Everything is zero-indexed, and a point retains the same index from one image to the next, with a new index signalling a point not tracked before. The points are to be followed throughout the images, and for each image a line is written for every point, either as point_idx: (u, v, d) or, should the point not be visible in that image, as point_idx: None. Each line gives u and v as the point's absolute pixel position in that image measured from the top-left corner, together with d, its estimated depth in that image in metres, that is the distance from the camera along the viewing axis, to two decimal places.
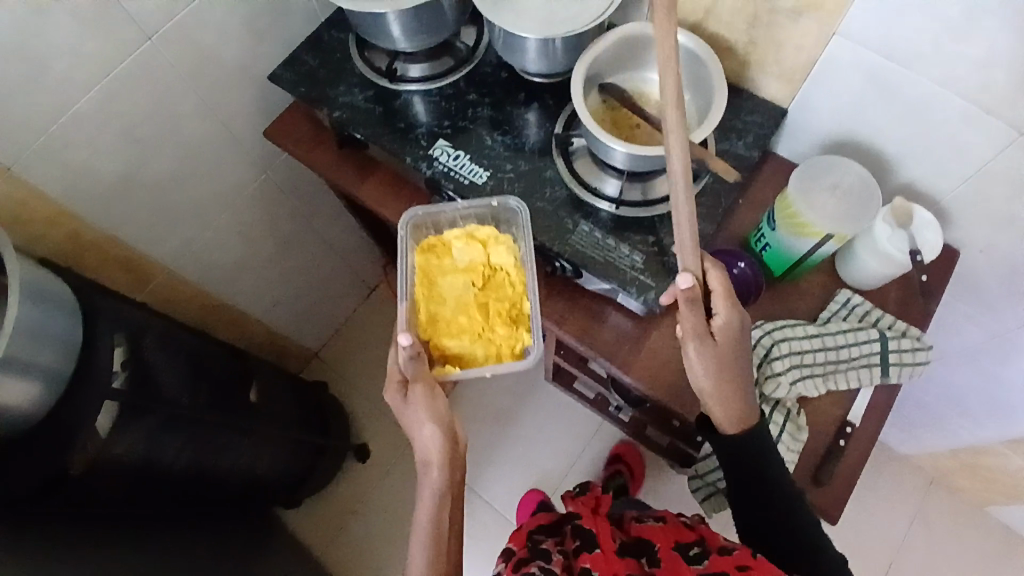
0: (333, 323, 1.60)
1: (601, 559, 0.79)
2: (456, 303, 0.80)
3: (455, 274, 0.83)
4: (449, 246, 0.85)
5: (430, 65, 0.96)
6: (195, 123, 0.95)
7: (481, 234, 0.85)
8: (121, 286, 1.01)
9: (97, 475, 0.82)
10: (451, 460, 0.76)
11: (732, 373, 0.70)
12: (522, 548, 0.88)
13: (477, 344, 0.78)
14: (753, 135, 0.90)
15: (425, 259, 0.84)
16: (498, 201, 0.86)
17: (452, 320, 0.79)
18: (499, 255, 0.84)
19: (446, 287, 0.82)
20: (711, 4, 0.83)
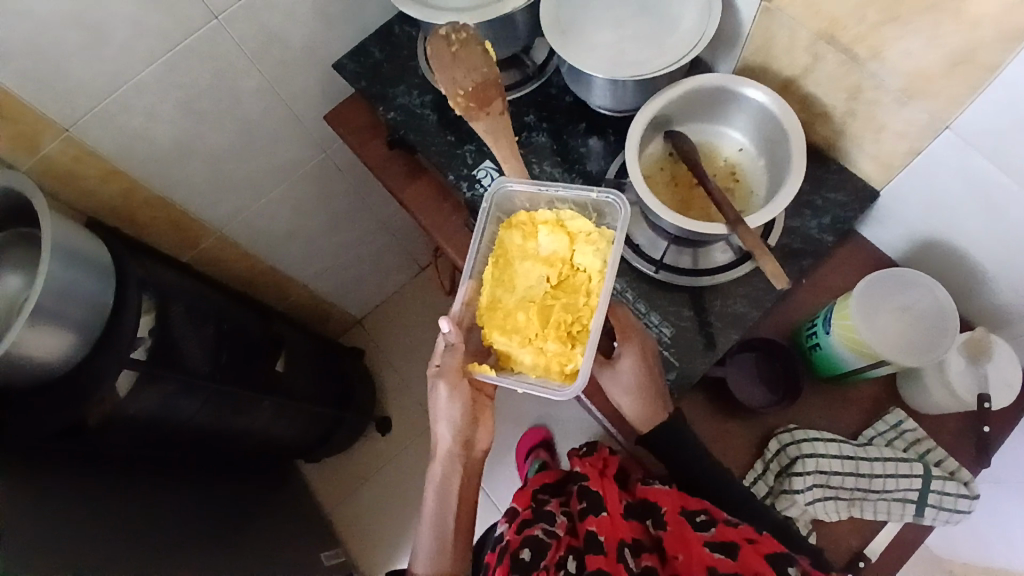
0: (379, 295, 1.63)
1: (607, 522, 0.78)
2: (521, 296, 0.68)
3: (532, 262, 0.70)
4: (537, 229, 0.72)
5: None
6: (255, 99, 0.97)
7: (574, 224, 0.70)
8: (171, 245, 1.05)
9: (112, 428, 0.87)
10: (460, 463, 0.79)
11: (638, 398, 0.74)
12: (530, 508, 0.89)
13: (529, 350, 0.66)
14: (832, 216, 0.79)
15: (507, 235, 0.72)
16: (600, 192, 0.71)
17: (510, 314, 0.67)
18: (587, 257, 0.69)
19: (518, 275, 0.69)
20: (810, 64, 0.72)
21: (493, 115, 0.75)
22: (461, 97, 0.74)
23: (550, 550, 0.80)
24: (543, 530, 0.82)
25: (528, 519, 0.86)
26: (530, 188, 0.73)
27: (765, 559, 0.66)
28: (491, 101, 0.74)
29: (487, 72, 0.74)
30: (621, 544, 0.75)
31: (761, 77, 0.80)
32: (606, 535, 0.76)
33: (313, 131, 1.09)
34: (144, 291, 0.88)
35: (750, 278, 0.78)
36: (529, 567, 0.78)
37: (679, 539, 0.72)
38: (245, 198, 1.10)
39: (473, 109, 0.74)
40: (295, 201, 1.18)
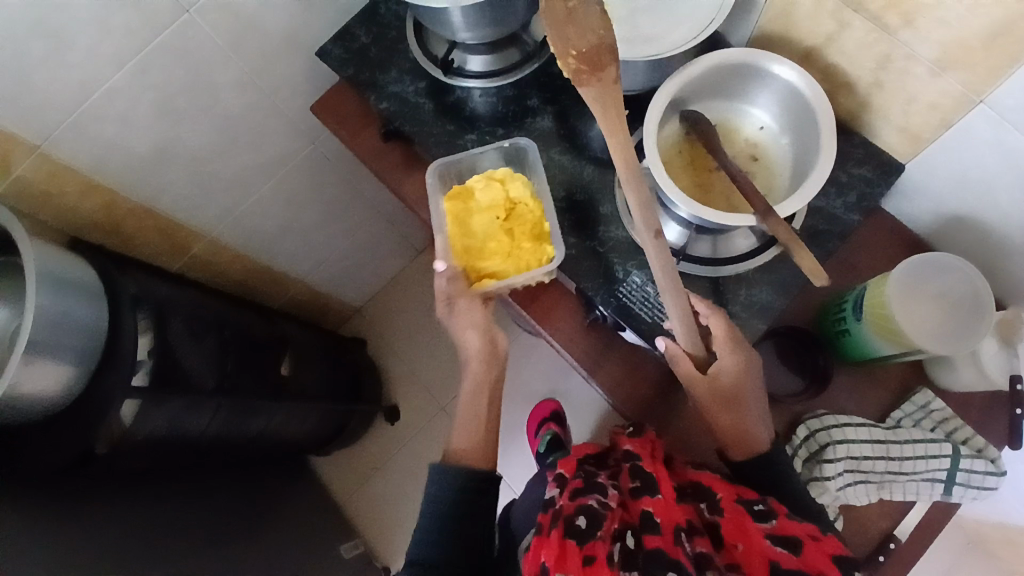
0: (378, 282, 1.58)
1: (662, 503, 0.62)
2: (488, 231, 0.77)
3: (481, 214, 0.77)
4: (471, 190, 0.79)
5: (493, 58, 0.85)
6: (235, 93, 0.91)
7: (500, 173, 0.79)
8: (159, 254, 1.01)
9: (122, 453, 0.84)
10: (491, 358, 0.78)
11: (740, 414, 0.69)
12: (578, 477, 0.70)
13: (499, 264, 0.76)
14: (857, 193, 0.76)
15: (449, 202, 0.79)
16: (510, 140, 0.82)
17: (482, 246, 0.76)
18: (519, 191, 0.77)
19: (469, 222, 0.77)
20: (835, 31, 0.68)
21: (605, 83, 0.58)
22: (572, 57, 0.57)
23: (604, 520, 0.62)
24: (597, 500, 0.64)
25: (577, 488, 0.68)
26: (466, 156, 0.82)
27: (832, 561, 0.55)
28: (604, 67, 0.58)
29: (605, 34, 0.57)
30: (679, 528, 0.59)
31: (780, 46, 0.75)
32: (661, 518, 0.60)
33: (300, 122, 1.03)
34: (139, 309, 0.84)
35: (773, 264, 0.75)
36: (583, 535, 0.60)
37: (736, 526, 0.60)
38: (234, 197, 1.04)
39: (585, 76, 0.58)
40: (285, 196, 1.12)
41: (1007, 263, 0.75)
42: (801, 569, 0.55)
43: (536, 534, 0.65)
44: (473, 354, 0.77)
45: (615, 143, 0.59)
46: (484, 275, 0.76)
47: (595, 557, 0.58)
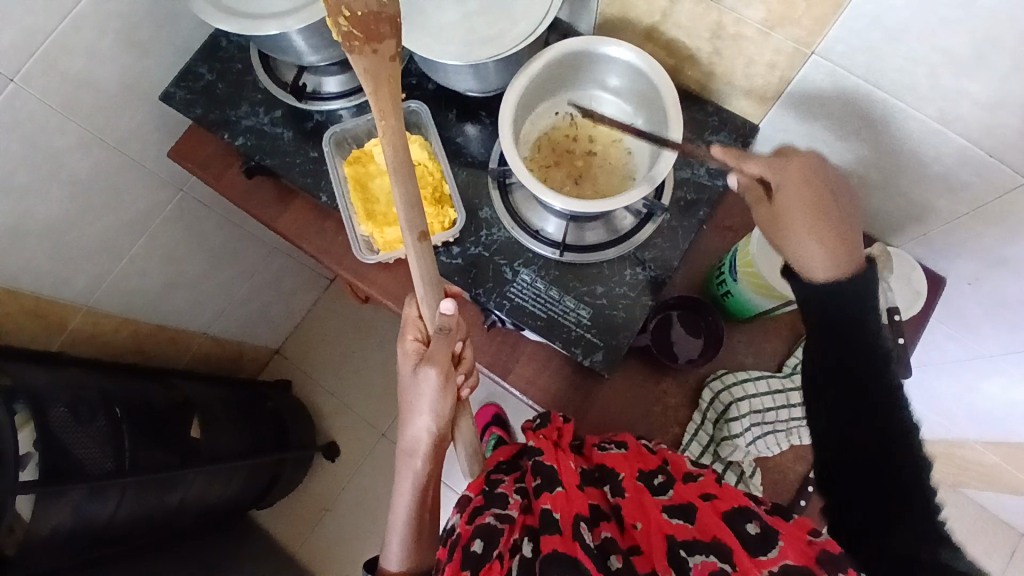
0: (292, 319, 1.52)
1: (561, 497, 0.62)
2: (389, 198, 0.78)
3: (384, 177, 0.79)
4: (373, 154, 0.79)
5: (348, 77, 0.82)
6: (81, 155, 0.85)
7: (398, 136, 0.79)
8: (37, 338, 0.93)
9: (34, 553, 0.82)
10: (440, 452, 0.68)
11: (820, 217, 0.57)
12: (478, 494, 0.68)
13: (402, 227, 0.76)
14: (718, 158, 0.77)
15: (351, 169, 0.79)
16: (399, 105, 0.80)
17: (386, 210, 0.77)
18: (418, 156, 0.78)
19: (372, 187, 0.78)
20: (668, 7, 0.70)
21: (382, 56, 0.59)
22: (346, 20, 0.57)
23: (503, 535, 0.62)
24: (495, 516, 0.63)
25: (478, 506, 0.66)
26: (357, 125, 0.81)
27: (724, 519, 0.58)
28: (381, 39, 0.58)
29: (387, 5, 0.57)
30: (578, 519, 0.60)
31: (623, 28, 0.77)
32: (560, 513, 0.60)
33: (161, 173, 0.97)
34: (14, 403, 0.79)
35: (654, 239, 0.75)
36: (479, 561, 0.59)
37: (636, 506, 0.62)
38: (104, 264, 0.97)
39: (357, 41, 0.58)
40: (164, 252, 1.06)
41: (864, 200, 0.79)
42: (696, 537, 0.57)
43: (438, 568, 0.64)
44: (423, 445, 0.67)
45: (385, 123, 0.60)
46: (389, 240, 0.76)
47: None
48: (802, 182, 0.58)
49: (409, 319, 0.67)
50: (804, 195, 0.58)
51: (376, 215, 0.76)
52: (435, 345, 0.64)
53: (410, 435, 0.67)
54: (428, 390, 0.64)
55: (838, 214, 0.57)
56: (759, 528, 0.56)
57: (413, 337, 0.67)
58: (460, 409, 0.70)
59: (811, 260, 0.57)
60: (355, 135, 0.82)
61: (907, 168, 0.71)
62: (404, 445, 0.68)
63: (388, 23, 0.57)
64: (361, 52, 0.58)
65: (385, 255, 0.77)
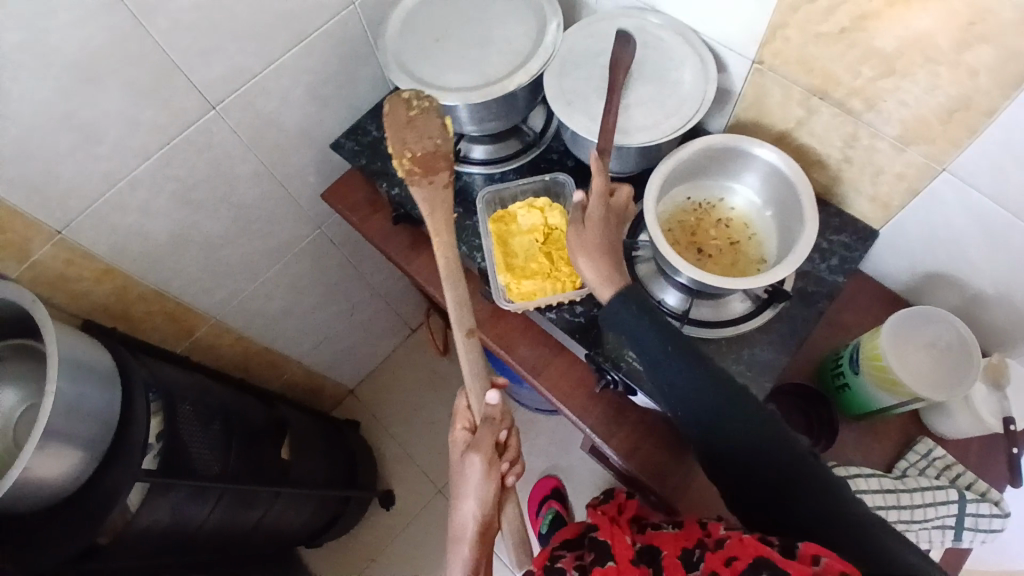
0: (373, 362, 1.59)
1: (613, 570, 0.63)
2: (528, 255, 0.84)
3: (524, 236, 0.85)
4: (515, 214, 0.86)
5: (495, 147, 0.92)
6: (252, 183, 0.96)
7: (540, 201, 0.86)
8: (166, 338, 1.01)
9: (124, 544, 0.81)
10: (488, 539, 0.66)
11: (597, 249, 0.70)
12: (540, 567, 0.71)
13: (539, 282, 0.81)
14: (838, 257, 0.82)
15: (494, 227, 0.85)
16: (549, 175, 0.89)
17: (525, 266, 0.83)
18: (557, 221, 0.85)
19: (512, 244, 0.85)
20: (805, 116, 0.78)
21: (436, 185, 0.75)
22: (407, 161, 0.75)
23: None
24: None
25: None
26: (506, 190, 0.90)
27: None
28: (437, 171, 0.75)
29: (439, 142, 0.76)
30: None
31: (755, 131, 0.85)
32: None
33: (309, 210, 1.08)
34: (149, 392, 0.85)
35: (772, 323, 0.79)
36: None
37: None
38: (239, 282, 1.06)
39: (417, 174, 0.75)
40: (290, 280, 1.15)
41: (977, 316, 0.82)
42: None
43: None
44: (468, 535, 0.66)
45: (438, 238, 0.74)
46: (525, 293, 0.81)
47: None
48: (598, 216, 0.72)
49: (459, 410, 0.72)
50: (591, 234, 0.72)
51: (515, 268, 0.82)
52: (480, 433, 0.67)
53: (457, 521, 0.67)
54: (473, 476, 0.66)
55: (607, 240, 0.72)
56: None
57: (463, 427, 0.71)
58: (506, 496, 0.70)
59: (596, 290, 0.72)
60: (500, 197, 0.90)
61: None
62: (452, 531, 0.67)
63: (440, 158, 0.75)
64: (421, 186, 0.75)
65: (521, 305, 0.82)
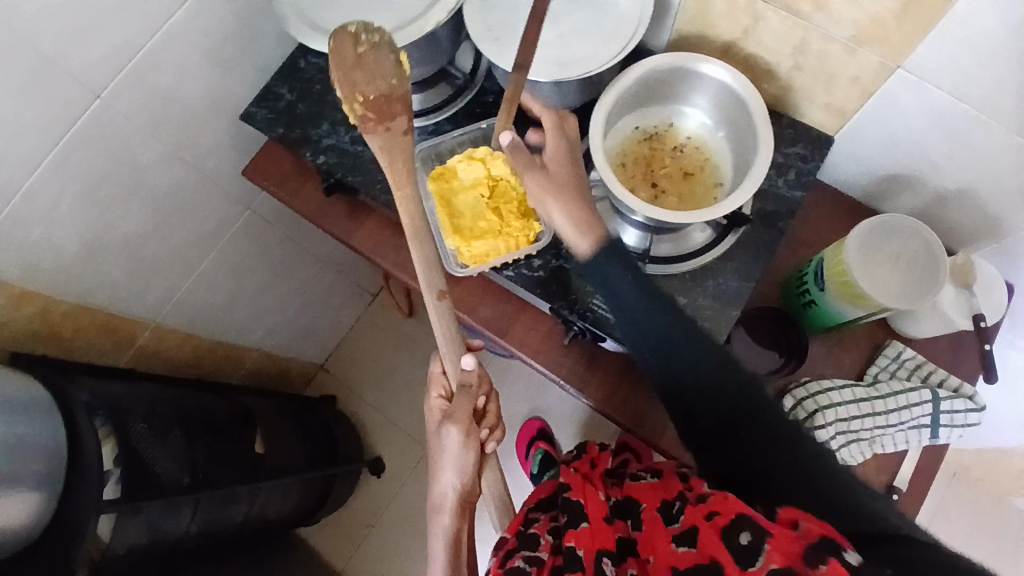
0: (337, 333, 1.54)
1: (586, 532, 0.63)
2: (475, 213, 0.77)
3: (468, 192, 0.78)
4: (455, 170, 0.78)
5: (424, 96, 0.84)
6: (164, 172, 0.86)
7: (480, 150, 0.77)
8: (106, 352, 0.94)
9: (106, 571, 0.79)
10: (467, 510, 0.69)
11: (569, 194, 0.68)
12: (512, 536, 0.69)
13: (490, 241, 0.75)
14: (796, 170, 0.79)
15: (434, 187, 0.78)
16: (486, 122, 0.81)
17: (473, 225, 0.76)
18: (500, 172, 0.77)
19: (455, 202, 0.77)
20: (751, 24, 0.71)
21: (395, 132, 0.63)
22: (358, 106, 0.62)
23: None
24: (524, 559, 0.65)
25: (512, 549, 0.68)
26: (444, 143, 0.82)
27: (720, 536, 0.54)
28: (393, 116, 0.63)
29: (397, 84, 0.62)
30: (601, 555, 0.61)
31: (699, 45, 0.79)
32: (584, 548, 0.61)
33: (234, 191, 0.99)
34: (95, 416, 0.78)
35: (736, 249, 0.76)
36: None
37: (648, 542, 0.61)
38: (174, 280, 0.98)
39: (370, 120, 0.62)
40: (229, 268, 1.08)
41: (935, 213, 0.81)
42: (699, 563, 0.55)
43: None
44: (447, 504, 0.68)
45: (400, 192, 0.65)
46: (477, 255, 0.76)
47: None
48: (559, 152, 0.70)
49: (434, 376, 0.70)
50: (558, 165, 0.69)
51: (463, 230, 0.76)
52: (457, 401, 0.66)
53: (435, 493, 0.68)
54: (451, 446, 0.66)
55: (575, 181, 0.69)
56: (749, 539, 0.52)
57: (438, 394, 0.70)
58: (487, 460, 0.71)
59: (575, 238, 0.67)
60: (437, 152, 0.82)
61: (988, 179, 0.72)
62: (430, 500, 0.69)
63: (397, 102, 0.62)
64: (374, 131, 0.63)
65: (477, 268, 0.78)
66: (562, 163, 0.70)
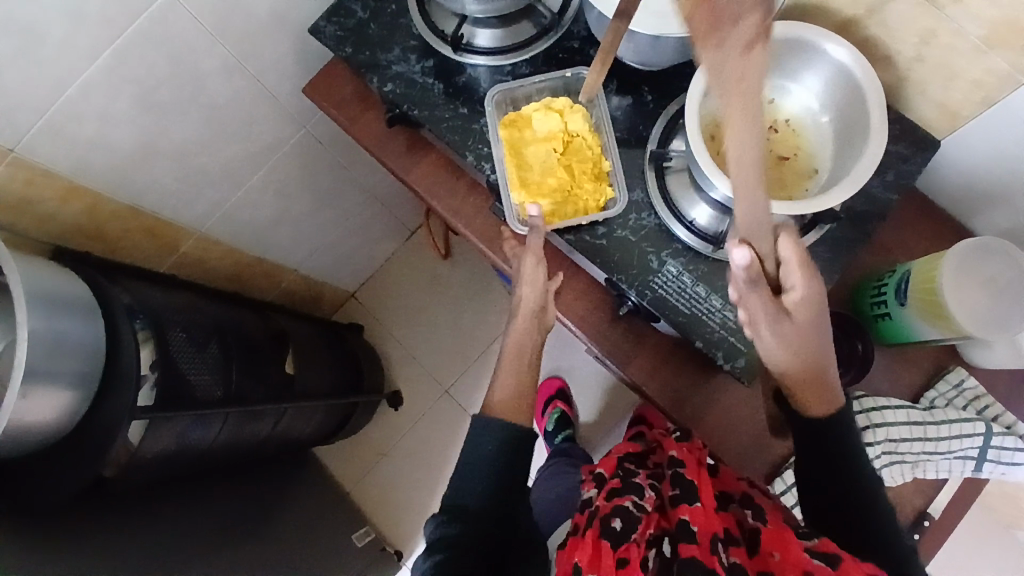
0: (372, 264, 1.53)
1: (700, 512, 0.60)
2: (544, 167, 0.75)
3: (539, 143, 0.75)
4: (529, 117, 0.76)
5: (504, 33, 0.78)
6: (224, 81, 0.83)
7: (558, 102, 0.75)
8: (149, 255, 0.93)
9: (132, 472, 0.79)
10: (811, 301, 0.58)
11: (813, 356, 0.61)
12: (613, 477, 0.69)
13: (558, 201, 0.74)
14: (895, 172, 0.72)
15: (506, 134, 0.75)
16: (571, 71, 0.77)
17: (541, 181, 0.74)
18: (577, 127, 0.75)
19: (526, 154, 0.75)
20: (877, 2, 0.64)
21: None
22: None
23: (638, 524, 0.61)
24: (634, 502, 0.63)
25: (615, 489, 0.67)
26: (527, 85, 0.78)
27: None
28: None
29: None
30: (715, 538, 0.57)
31: (814, 19, 0.71)
32: (697, 525, 0.59)
33: (291, 108, 0.95)
34: (135, 320, 0.78)
35: (813, 248, 0.71)
36: (616, 538, 0.59)
37: (776, 535, 0.59)
38: (222, 193, 0.96)
39: None
40: (278, 186, 1.05)
41: None
42: None
43: (573, 532, 0.65)
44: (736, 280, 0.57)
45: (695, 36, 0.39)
46: (543, 212, 0.74)
47: (630, 560, 0.57)
48: (803, 336, 0.60)
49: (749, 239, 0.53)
50: (802, 339, 0.60)
51: (530, 184, 0.74)
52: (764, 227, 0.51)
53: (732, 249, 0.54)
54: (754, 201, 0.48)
55: (822, 349, 0.62)
56: None
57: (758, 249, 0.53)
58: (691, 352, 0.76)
59: (807, 401, 0.65)
60: (513, 97, 0.79)
61: None
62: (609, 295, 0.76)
63: None
64: None
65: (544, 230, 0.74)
66: (807, 331, 0.60)
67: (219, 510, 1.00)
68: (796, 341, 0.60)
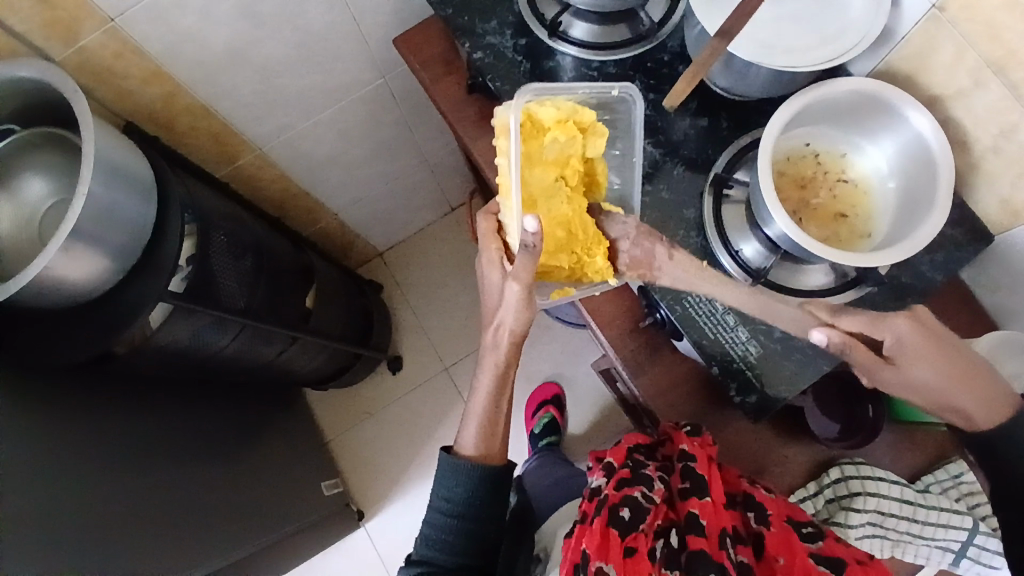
0: (407, 229, 1.55)
1: (709, 508, 0.69)
2: (551, 207, 0.70)
3: (547, 167, 0.70)
4: (543, 130, 0.69)
5: (600, 30, 0.80)
6: (324, 11, 0.85)
7: (585, 119, 0.70)
8: (208, 157, 0.96)
9: (142, 355, 0.81)
10: (923, 338, 0.65)
11: (959, 370, 0.65)
12: (624, 466, 0.75)
13: (561, 260, 0.72)
14: (946, 254, 0.73)
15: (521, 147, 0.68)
16: (620, 89, 0.73)
17: (549, 231, 0.70)
18: (596, 149, 0.72)
19: (535, 182, 0.69)
20: (972, 82, 0.64)
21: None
22: None
23: (649, 513, 0.70)
24: (644, 494, 0.72)
25: (624, 477, 0.74)
26: (563, 96, 0.72)
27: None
28: None
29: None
30: (723, 533, 0.68)
31: (904, 88, 0.72)
32: (707, 520, 0.69)
33: (377, 54, 0.97)
34: (186, 213, 0.82)
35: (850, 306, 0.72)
36: (628, 527, 0.69)
37: (781, 540, 0.69)
38: (291, 119, 0.99)
39: None
40: (343, 127, 1.08)
41: None
42: None
43: (580, 519, 0.74)
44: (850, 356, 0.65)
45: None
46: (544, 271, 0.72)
47: (638, 548, 0.67)
48: (931, 351, 0.65)
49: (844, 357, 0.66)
50: (938, 363, 0.65)
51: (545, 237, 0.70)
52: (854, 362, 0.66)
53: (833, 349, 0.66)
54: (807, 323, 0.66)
55: (959, 365, 0.65)
56: None
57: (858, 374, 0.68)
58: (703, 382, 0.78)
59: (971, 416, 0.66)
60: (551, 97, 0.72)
61: None
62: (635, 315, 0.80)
63: None
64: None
65: (555, 299, 0.76)
66: (939, 354, 0.65)
67: (208, 419, 1.02)
68: (935, 374, 0.65)
